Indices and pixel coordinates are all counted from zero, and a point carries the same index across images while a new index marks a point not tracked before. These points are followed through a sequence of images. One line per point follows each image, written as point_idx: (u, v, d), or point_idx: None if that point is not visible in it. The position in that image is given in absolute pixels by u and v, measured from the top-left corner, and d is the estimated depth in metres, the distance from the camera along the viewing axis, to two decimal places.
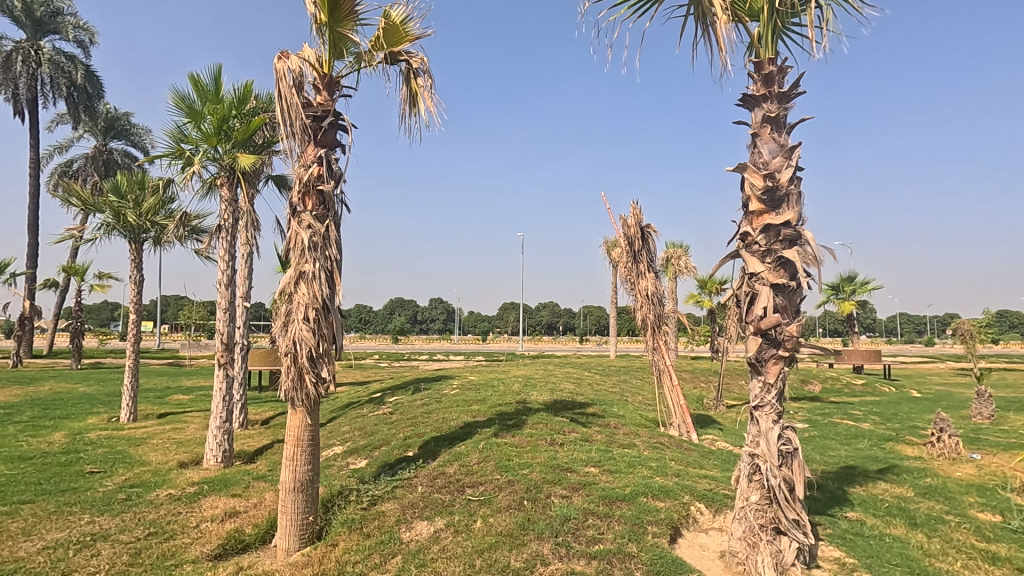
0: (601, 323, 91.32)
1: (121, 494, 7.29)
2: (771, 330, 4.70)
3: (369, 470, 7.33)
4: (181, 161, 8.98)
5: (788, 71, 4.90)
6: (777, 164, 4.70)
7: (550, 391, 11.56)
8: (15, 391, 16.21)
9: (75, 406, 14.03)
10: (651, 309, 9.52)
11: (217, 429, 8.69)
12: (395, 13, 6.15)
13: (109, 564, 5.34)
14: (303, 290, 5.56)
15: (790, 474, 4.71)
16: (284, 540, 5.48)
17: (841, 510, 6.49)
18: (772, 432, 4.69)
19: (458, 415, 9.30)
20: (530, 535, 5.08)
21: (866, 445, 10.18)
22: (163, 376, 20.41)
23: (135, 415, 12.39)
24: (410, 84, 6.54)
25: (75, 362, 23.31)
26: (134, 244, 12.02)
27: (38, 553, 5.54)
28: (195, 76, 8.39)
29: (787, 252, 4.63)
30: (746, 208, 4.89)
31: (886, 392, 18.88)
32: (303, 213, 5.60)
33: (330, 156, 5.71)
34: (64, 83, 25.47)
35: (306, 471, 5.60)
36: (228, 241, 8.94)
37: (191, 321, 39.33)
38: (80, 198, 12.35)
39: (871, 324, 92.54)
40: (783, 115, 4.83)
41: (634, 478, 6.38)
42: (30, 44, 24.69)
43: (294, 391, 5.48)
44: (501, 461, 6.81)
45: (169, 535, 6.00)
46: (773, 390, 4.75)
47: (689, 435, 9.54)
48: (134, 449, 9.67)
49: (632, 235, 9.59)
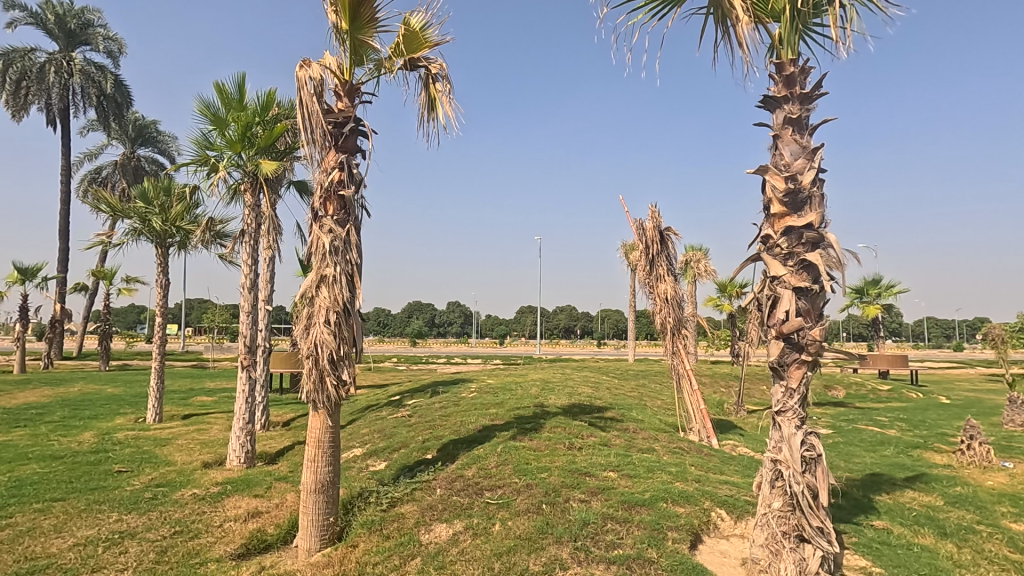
0: (619, 326, 92.50)
1: (147, 494, 7.45)
2: (794, 335, 4.63)
3: (388, 471, 7.39)
4: (206, 167, 9.19)
5: (811, 71, 4.84)
6: (799, 165, 4.64)
7: (567, 395, 11.54)
8: (47, 392, 16.71)
9: (103, 407, 14.35)
10: (670, 313, 9.44)
11: (240, 431, 8.83)
12: (416, 20, 6.24)
13: (137, 561, 5.47)
14: (325, 292, 5.65)
15: (814, 480, 4.60)
16: (306, 539, 5.55)
17: (867, 518, 6.37)
18: (794, 437, 4.62)
19: (476, 418, 9.31)
20: (549, 539, 5.07)
21: (892, 453, 9.96)
22: (188, 378, 20.75)
23: (161, 416, 12.65)
24: (430, 90, 6.61)
25: (105, 364, 23.89)
26: (160, 248, 12.30)
27: (69, 550, 5.70)
28: (220, 84, 8.57)
29: (810, 255, 4.55)
30: (767, 211, 4.84)
31: (913, 397, 18.48)
32: (325, 218, 5.70)
33: (350, 161, 5.81)
34: (94, 93, 26.27)
35: (327, 472, 5.66)
36: (251, 245, 9.15)
37: (213, 324, 40.05)
38: (108, 203, 12.60)
39: (898, 328, 90.73)
40: (805, 116, 4.76)
41: (654, 483, 6.33)
42: (63, 56, 25.57)
43: (316, 393, 5.56)
44: (519, 465, 6.81)
45: (194, 534, 6.13)
46: (796, 394, 4.68)
47: (709, 441, 9.42)
48: (160, 450, 9.89)
49: (650, 238, 9.55)
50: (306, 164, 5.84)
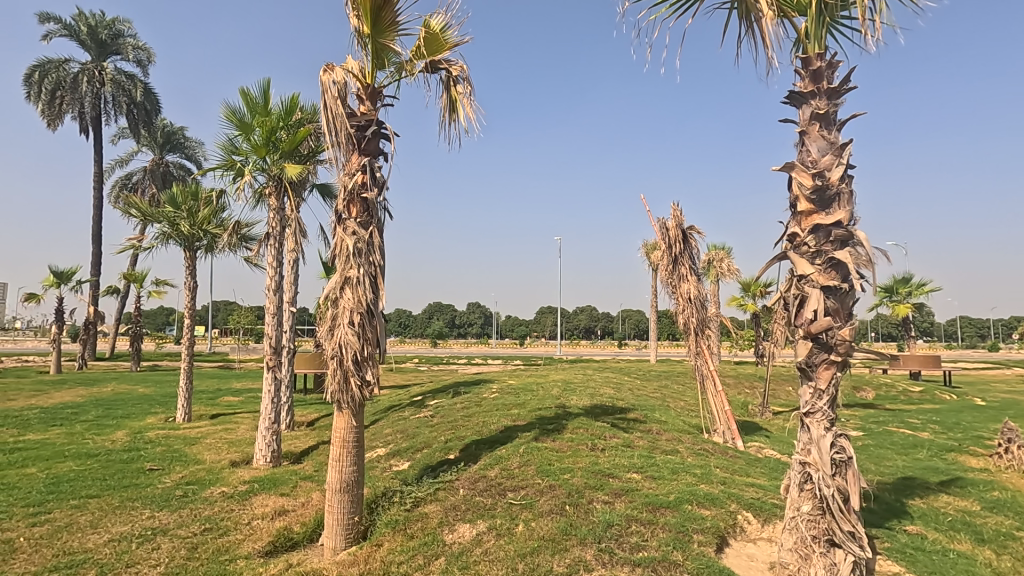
0: (640, 326, 91.80)
1: (178, 491, 7.63)
2: (822, 335, 4.52)
3: (412, 472, 7.44)
4: (232, 172, 9.38)
5: (838, 65, 4.74)
6: (827, 162, 4.55)
7: (589, 396, 11.47)
8: (82, 392, 17.24)
9: (135, 406, 14.75)
10: (693, 313, 9.32)
11: (266, 430, 8.98)
12: (436, 23, 6.28)
13: (169, 557, 5.60)
14: (349, 294, 5.72)
15: (844, 484, 4.51)
16: (331, 538, 5.62)
17: (899, 523, 6.21)
18: (824, 439, 4.52)
19: (498, 419, 9.32)
20: (572, 540, 5.05)
21: (925, 456, 9.68)
22: (216, 378, 21.20)
23: (190, 415, 12.94)
24: (451, 92, 6.65)
25: (136, 364, 24.54)
26: (188, 252, 12.59)
27: (105, 545, 5.87)
28: (245, 90, 8.73)
29: (839, 253, 4.45)
30: (794, 208, 4.75)
31: (947, 399, 17.94)
32: (348, 220, 5.76)
33: (373, 163, 5.87)
34: (124, 101, 27.02)
35: (352, 472, 5.72)
36: (276, 247, 9.30)
37: (239, 325, 40.85)
38: (138, 208, 12.94)
39: (929, 328, 88.24)
40: (832, 111, 4.66)
41: (678, 485, 6.26)
42: (95, 66, 26.35)
43: (341, 394, 5.63)
44: (542, 466, 6.80)
45: (223, 531, 6.25)
46: (825, 395, 4.58)
47: (733, 442, 9.28)
48: (189, 449, 10.12)
49: (672, 237, 9.45)
50: (329, 166, 5.91)
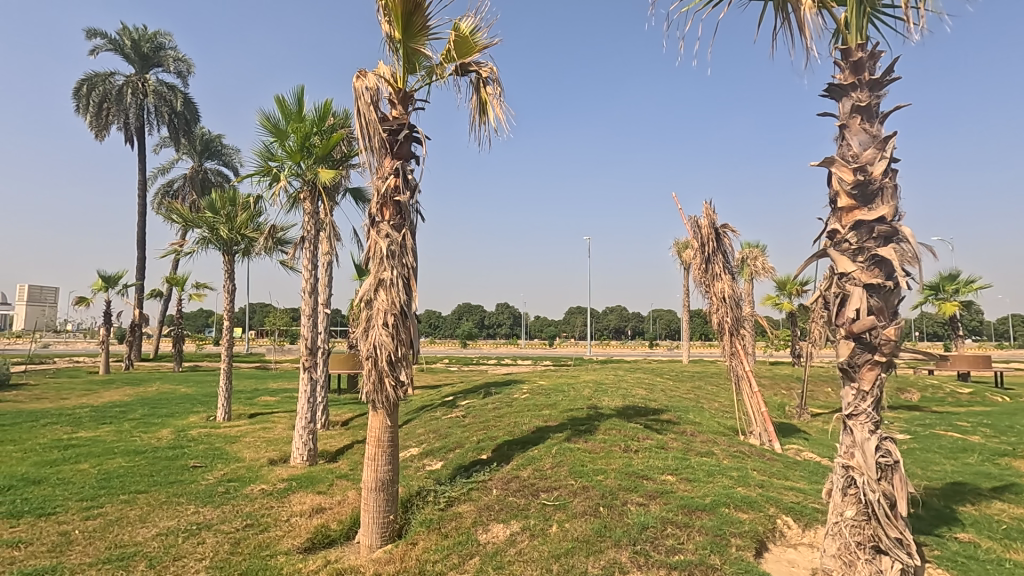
0: (672, 326, 90.52)
1: (220, 488, 7.88)
2: (866, 334, 4.38)
3: (445, 471, 7.50)
4: (269, 177, 9.64)
5: (880, 56, 4.58)
6: (869, 156, 4.41)
7: (621, 396, 11.37)
8: (128, 391, 17.96)
9: (178, 405, 15.29)
10: (727, 312, 9.14)
11: (303, 429, 9.19)
12: (466, 25, 6.33)
13: (213, 551, 5.79)
14: (383, 296, 5.80)
15: (891, 489, 4.35)
16: (367, 536, 5.70)
17: (949, 530, 5.97)
18: (868, 442, 4.37)
19: (530, 419, 9.33)
20: (607, 542, 5.02)
21: (976, 461, 9.26)
22: (254, 378, 21.81)
23: (230, 414, 13.34)
24: (481, 94, 6.68)
25: (178, 365, 25.44)
26: (227, 255, 12.98)
27: (153, 539, 6.10)
28: (280, 97, 8.95)
29: (883, 250, 4.30)
30: (834, 204, 4.62)
31: (999, 402, 17.13)
32: (381, 223, 5.85)
33: (405, 167, 5.96)
34: (166, 112, 28.05)
35: (387, 471, 5.80)
36: (310, 250, 9.51)
37: (275, 327, 41.92)
38: (179, 214, 13.41)
39: (978, 326, 84.46)
40: (874, 103, 4.51)
41: (715, 488, 6.14)
42: (138, 78, 27.44)
43: (376, 394, 5.72)
44: (575, 467, 6.76)
45: (264, 527, 6.43)
46: (869, 397, 4.43)
47: (771, 445, 9.06)
48: (230, 447, 10.44)
49: (705, 236, 9.29)
50: (362, 170, 6.02)
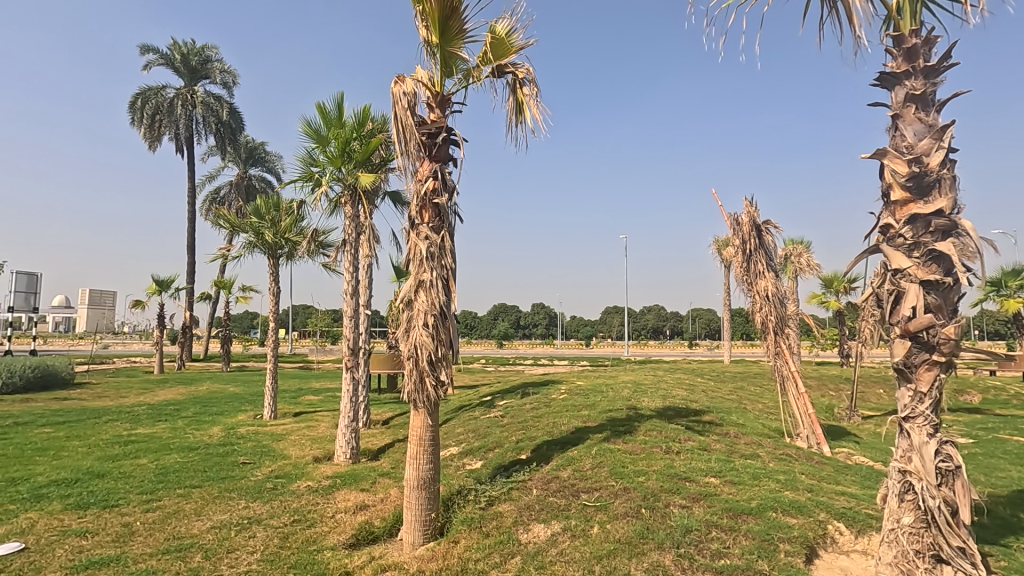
0: (712, 326, 88.57)
1: (269, 484, 8.16)
2: (923, 333, 4.18)
3: (484, 471, 7.55)
4: (311, 182, 9.92)
5: (936, 41, 4.37)
6: (925, 146, 4.22)
7: (661, 397, 11.20)
8: (181, 390, 18.76)
9: (227, 404, 15.90)
10: (771, 311, 8.89)
11: (346, 428, 9.42)
12: (502, 27, 6.36)
13: (263, 545, 6.00)
14: (423, 297, 5.89)
15: (952, 495, 4.15)
16: (410, 533, 5.80)
17: (1016, 541, 5.64)
18: (927, 446, 4.17)
19: (568, 419, 9.30)
20: (650, 544, 4.96)
21: None
22: (298, 378, 22.47)
23: (276, 413, 13.78)
24: (518, 95, 6.70)
25: (227, 365, 26.43)
26: (271, 259, 13.41)
27: (208, 531, 6.37)
28: (322, 105, 9.20)
29: (941, 244, 4.10)
30: (887, 198, 4.44)
31: None
32: (421, 225, 5.94)
33: (443, 169, 6.03)
34: (213, 121, 29.19)
35: (428, 469, 5.88)
36: (351, 253, 9.74)
37: (317, 328, 43.06)
38: (227, 220, 13.94)
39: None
40: (930, 92, 4.31)
41: (761, 491, 5.99)
42: (187, 90, 28.65)
43: (417, 393, 5.81)
44: (615, 468, 6.71)
45: (310, 523, 6.62)
46: (928, 399, 4.22)
47: (819, 448, 8.75)
48: (277, 444, 10.78)
49: (746, 233, 9.08)
50: (401, 174, 6.12)
